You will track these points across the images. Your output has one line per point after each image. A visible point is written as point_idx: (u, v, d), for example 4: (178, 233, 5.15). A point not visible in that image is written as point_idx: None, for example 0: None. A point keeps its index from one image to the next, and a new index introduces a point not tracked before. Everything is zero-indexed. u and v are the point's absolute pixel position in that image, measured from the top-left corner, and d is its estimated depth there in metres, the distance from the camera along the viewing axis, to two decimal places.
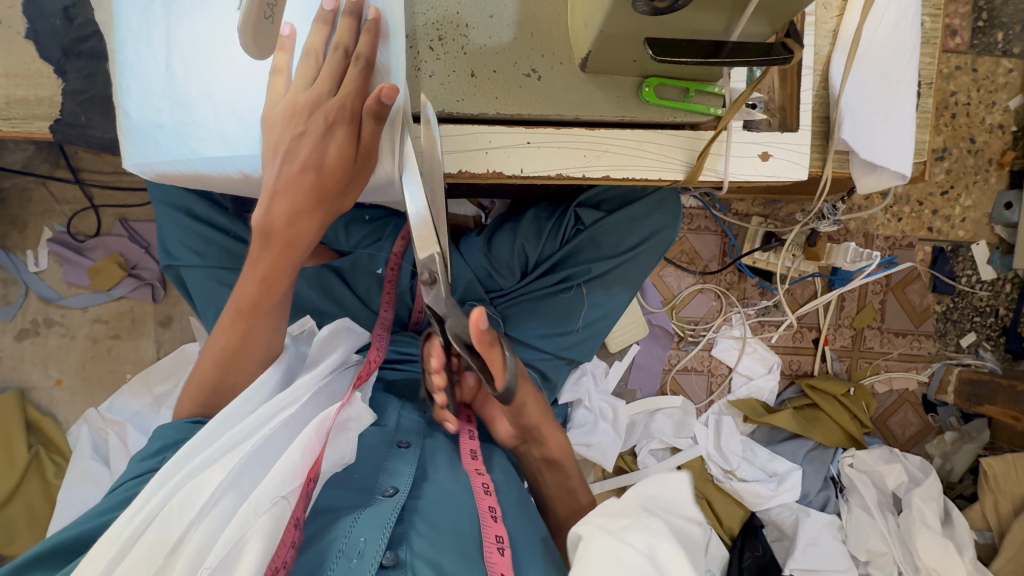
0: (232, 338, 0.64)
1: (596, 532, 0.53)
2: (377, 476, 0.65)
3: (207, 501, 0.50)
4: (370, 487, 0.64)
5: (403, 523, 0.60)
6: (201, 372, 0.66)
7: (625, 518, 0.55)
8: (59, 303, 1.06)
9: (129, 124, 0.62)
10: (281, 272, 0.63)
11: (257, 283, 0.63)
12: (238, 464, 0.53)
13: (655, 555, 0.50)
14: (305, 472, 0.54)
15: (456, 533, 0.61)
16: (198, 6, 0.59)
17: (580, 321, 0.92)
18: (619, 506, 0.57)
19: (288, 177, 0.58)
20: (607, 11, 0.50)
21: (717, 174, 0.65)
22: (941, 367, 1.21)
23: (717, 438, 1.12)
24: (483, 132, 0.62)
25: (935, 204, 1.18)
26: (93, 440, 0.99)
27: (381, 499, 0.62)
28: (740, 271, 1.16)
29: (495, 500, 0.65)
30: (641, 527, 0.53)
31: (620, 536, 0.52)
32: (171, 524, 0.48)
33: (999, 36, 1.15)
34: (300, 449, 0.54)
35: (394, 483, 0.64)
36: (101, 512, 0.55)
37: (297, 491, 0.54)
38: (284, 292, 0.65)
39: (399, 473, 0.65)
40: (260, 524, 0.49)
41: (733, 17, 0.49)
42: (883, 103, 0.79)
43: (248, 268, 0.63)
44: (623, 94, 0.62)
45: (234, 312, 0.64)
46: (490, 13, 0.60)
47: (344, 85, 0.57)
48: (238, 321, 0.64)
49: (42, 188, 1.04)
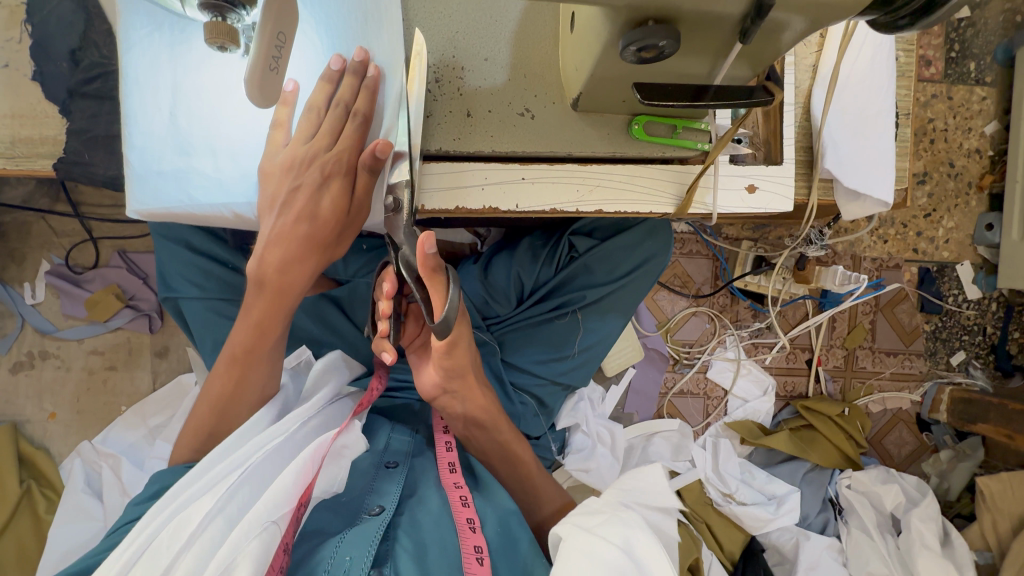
0: (228, 384, 0.66)
1: (572, 530, 0.56)
2: (364, 498, 0.65)
3: (197, 528, 0.50)
4: (356, 509, 0.64)
5: (388, 542, 0.60)
6: (198, 414, 0.68)
7: (601, 515, 0.59)
8: (56, 335, 1.06)
9: (132, 171, 0.62)
10: (275, 318, 0.65)
11: (251, 328, 0.64)
12: (229, 490, 0.53)
13: (630, 549, 0.53)
14: (297, 496, 0.54)
15: (439, 549, 0.60)
16: (200, 56, 0.59)
17: (577, 347, 0.93)
18: (596, 504, 0.62)
19: (282, 228, 0.62)
20: (598, 56, 0.52)
21: (706, 207, 0.68)
22: (933, 385, 1.23)
23: (715, 461, 1.12)
24: (479, 169, 0.64)
25: (919, 226, 1.21)
26: (87, 473, 0.98)
27: (368, 518, 0.61)
28: (732, 294, 1.18)
29: (473, 512, 0.64)
30: (618, 520, 0.57)
31: (594, 532, 0.55)
32: (161, 555, 0.48)
33: (972, 66, 1.20)
34: (291, 473, 0.54)
35: (380, 501, 0.64)
36: (99, 552, 0.55)
37: (287, 517, 0.53)
38: (278, 337, 0.66)
39: (385, 493, 0.65)
40: (251, 547, 0.48)
41: (717, 62, 0.51)
42: (864, 135, 0.83)
43: (243, 313, 0.65)
44: (614, 131, 0.64)
45: (228, 357, 0.66)
46: (484, 57, 0.63)
47: (340, 141, 0.60)
48: (234, 366, 0.66)
49: (41, 222, 1.05)
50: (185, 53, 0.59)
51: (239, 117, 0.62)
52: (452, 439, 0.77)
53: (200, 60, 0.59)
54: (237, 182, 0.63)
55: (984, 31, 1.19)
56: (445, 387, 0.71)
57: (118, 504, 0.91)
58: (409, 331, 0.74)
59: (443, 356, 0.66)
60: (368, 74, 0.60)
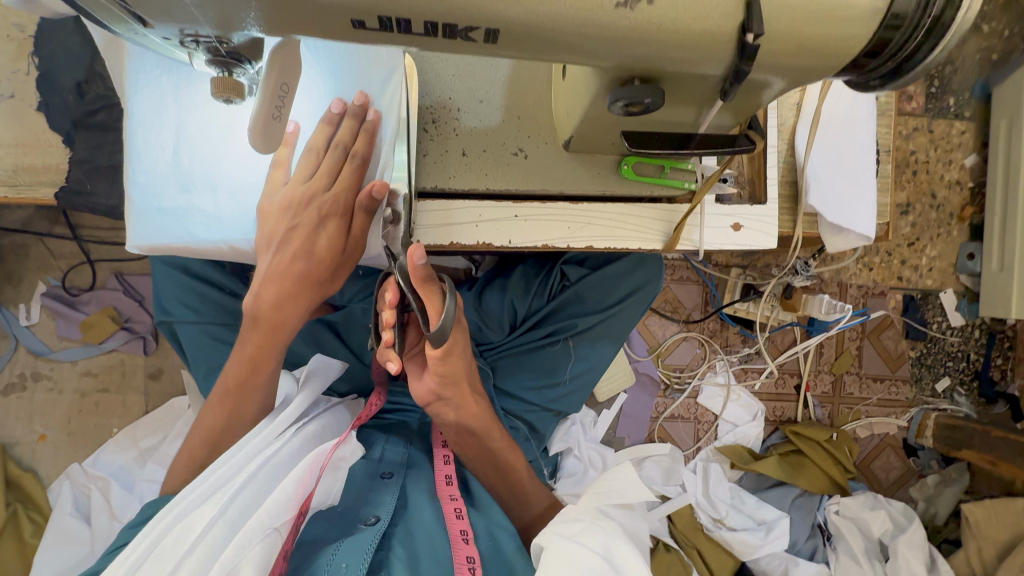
0: (221, 418, 0.67)
1: (554, 539, 0.55)
2: (359, 508, 0.65)
3: (199, 534, 0.50)
4: (352, 518, 0.64)
5: (383, 551, 0.60)
6: (191, 448, 0.68)
7: (580, 522, 0.58)
8: (49, 356, 1.07)
9: (134, 207, 0.65)
10: (267, 355, 0.65)
11: (245, 364, 0.65)
12: (230, 496, 0.53)
13: (610, 555, 0.54)
14: (298, 503, 0.55)
15: (432, 558, 0.60)
16: (205, 99, 0.64)
17: (568, 374, 0.94)
18: (573, 512, 0.60)
19: (279, 266, 0.63)
20: (588, 103, 0.54)
21: (693, 243, 0.70)
22: (919, 411, 1.25)
23: (706, 485, 1.14)
24: (473, 206, 0.66)
25: (903, 254, 1.25)
26: (75, 495, 0.97)
27: (364, 527, 0.61)
28: (722, 320, 1.20)
29: (467, 524, 0.65)
30: (598, 525, 0.58)
31: (578, 542, 0.54)
32: (162, 562, 0.48)
33: (951, 102, 1.24)
34: (292, 481, 0.55)
35: (376, 511, 0.64)
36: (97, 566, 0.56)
37: (288, 524, 0.53)
38: (271, 373, 0.66)
39: (380, 502, 0.65)
40: (253, 552, 0.48)
41: (701, 111, 0.53)
42: (847, 172, 0.86)
43: (237, 349, 0.66)
44: (603, 171, 0.66)
45: (222, 391, 0.67)
46: (479, 99, 0.65)
47: (339, 181, 0.63)
48: (227, 400, 0.67)
49: (39, 244, 1.06)
50: (191, 99, 0.64)
51: (241, 155, 0.65)
52: (450, 453, 0.77)
53: (203, 102, 0.64)
54: (236, 216, 0.66)
55: (962, 69, 1.24)
56: (440, 394, 0.68)
57: (107, 529, 0.91)
58: (409, 339, 0.71)
59: (436, 385, 0.67)
60: (367, 118, 0.63)
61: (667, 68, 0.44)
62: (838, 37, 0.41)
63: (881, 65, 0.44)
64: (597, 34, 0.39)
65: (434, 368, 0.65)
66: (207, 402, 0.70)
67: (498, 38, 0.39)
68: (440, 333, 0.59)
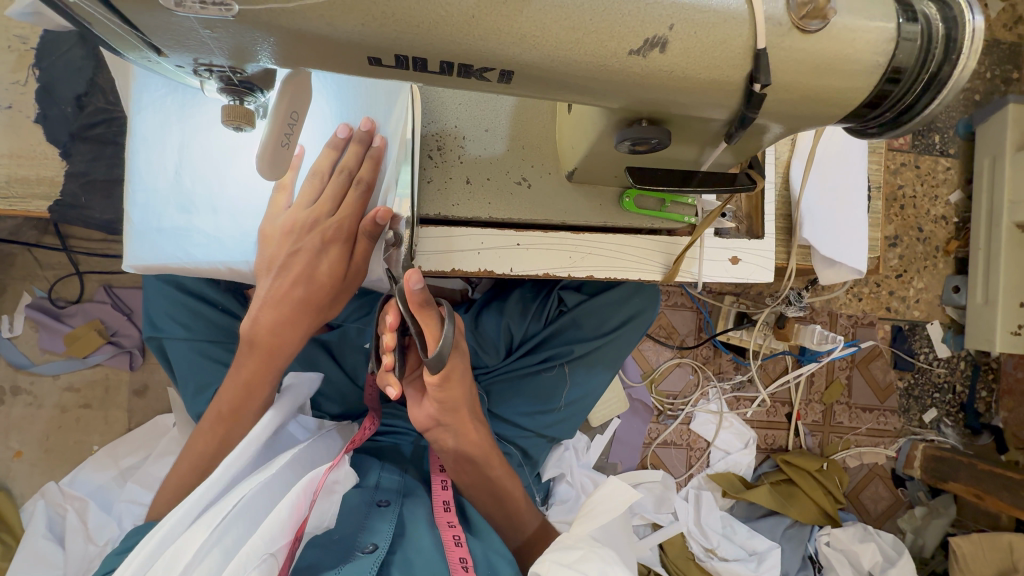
0: (212, 443, 0.66)
1: (552, 567, 0.54)
2: (356, 535, 0.63)
3: (193, 559, 0.48)
4: (349, 545, 0.62)
5: None
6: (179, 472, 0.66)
7: (577, 549, 0.57)
8: (30, 369, 1.04)
9: (132, 226, 0.64)
10: (262, 379, 0.65)
11: (241, 391, 0.64)
12: (226, 520, 0.51)
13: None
14: (293, 529, 0.52)
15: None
16: (210, 120, 0.64)
17: (563, 401, 0.94)
18: (570, 540, 0.59)
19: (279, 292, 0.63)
20: (595, 139, 0.54)
21: (691, 276, 0.71)
22: (907, 442, 1.26)
23: (698, 514, 1.13)
24: (476, 234, 0.67)
25: (891, 286, 1.27)
26: (50, 515, 0.93)
27: (361, 555, 0.60)
28: (715, 347, 1.21)
29: (466, 551, 0.64)
30: (598, 555, 0.56)
31: (575, 569, 0.53)
32: None
33: (936, 139, 1.29)
34: (287, 504, 0.52)
35: (373, 539, 0.62)
36: None
37: (283, 550, 0.51)
38: (265, 399, 0.66)
39: (375, 529, 0.64)
40: None
41: (704, 150, 0.54)
42: (840, 207, 0.87)
43: (231, 374, 0.65)
44: (606, 203, 0.67)
45: (214, 416, 0.66)
46: (485, 127, 0.66)
47: (343, 208, 0.62)
48: (219, 425, 0.65)
49: (27, 254, 1.03)
50: (197, 122, 0.64)
51: (245, 177, 0.65)
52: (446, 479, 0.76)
53: (209, 123, 0.64)
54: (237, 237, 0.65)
55: (947, 108, 1.29)
56: (438, 420, 0.67)
57: (81, 552, 0.86)
58: (409, 362, 0.70)
59: (435, 411, 0.67)
60: (373, 143, 0.63)
61: (674, 112, 0.45)
62: (840, 90, 0.42)
63: (884, 114, 0.45)
64: (609, 78, 0.40)
65: (434, 393, 0.64)
66: (197, 425, 0.68)
67: (512, 78, 0.40)
68: (439, 359, 0.59)
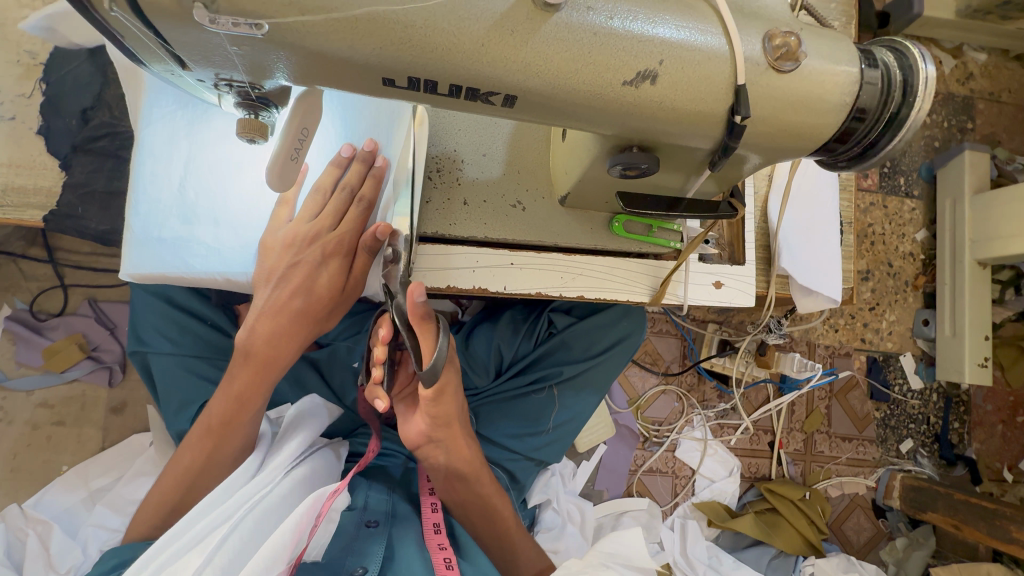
0: (199, 457, 0.64)
1: None
2: (344, 559, 0.62)
3: None
4: (336, 569, 0.61)
5: None
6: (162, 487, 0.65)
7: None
8: (4, 384, 1.00)
9: (131, 236, 0.65)
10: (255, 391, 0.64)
11: (233, 404, 0.63)
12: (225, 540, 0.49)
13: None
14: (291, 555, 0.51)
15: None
16: (218, 136, 0.67)
17: (551, 424, 0.94)
18: (578, 566, 0.58)
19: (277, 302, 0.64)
20: (588, 166, 0.58)
21: (677, 298, 0.74)
22: (886, 472, 1.28)
23: (684, 543, 1.12)
24: (472, 253, 0.69)
25: (866, 318, 1.32)
26: (6, 539, 0.84)
27: None
28: (699, 375, 1.23)
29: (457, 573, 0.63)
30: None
31: None
32: None
33: (901, 181, 1.37)
34: (287, 531, 0.51)
35: (363, 562, 0.61)
36: None
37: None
38: (258, 411, 0.65)
39: (364, 550, 0.63)
40: None
41: (689, 179, 0.58)
42: (815, 239, 0.92)
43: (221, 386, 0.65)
44: (596, 226, 0.70)
45: (202, 429, 0.65)
46: (482, 152, 0.69)
47: (345, 222, 0.65)
48: (207, 438, 0.64)
49: (11, 266, 1.02)
50: (206, 138, 0.66)
51: (248, 192, 0.68)
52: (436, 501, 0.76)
53: (216, 139, 0.66)
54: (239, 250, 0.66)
55: (909, 154, 1.38)
56: (431, 436, 0.67)
57: None
58: (399, 380, 0.71)
59: (427, 426, 0.67)
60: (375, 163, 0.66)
61: (661, 140, 0.48)
62: (812, 126, 0.46)
63: (848, 151, 0.49)
64: (605, 106, 0.43)
65: (427, 408, 0.65)
66: (184, 438, 0.67)
67: (515, 103, 0.43)
68: (433, 373, 0.59)
